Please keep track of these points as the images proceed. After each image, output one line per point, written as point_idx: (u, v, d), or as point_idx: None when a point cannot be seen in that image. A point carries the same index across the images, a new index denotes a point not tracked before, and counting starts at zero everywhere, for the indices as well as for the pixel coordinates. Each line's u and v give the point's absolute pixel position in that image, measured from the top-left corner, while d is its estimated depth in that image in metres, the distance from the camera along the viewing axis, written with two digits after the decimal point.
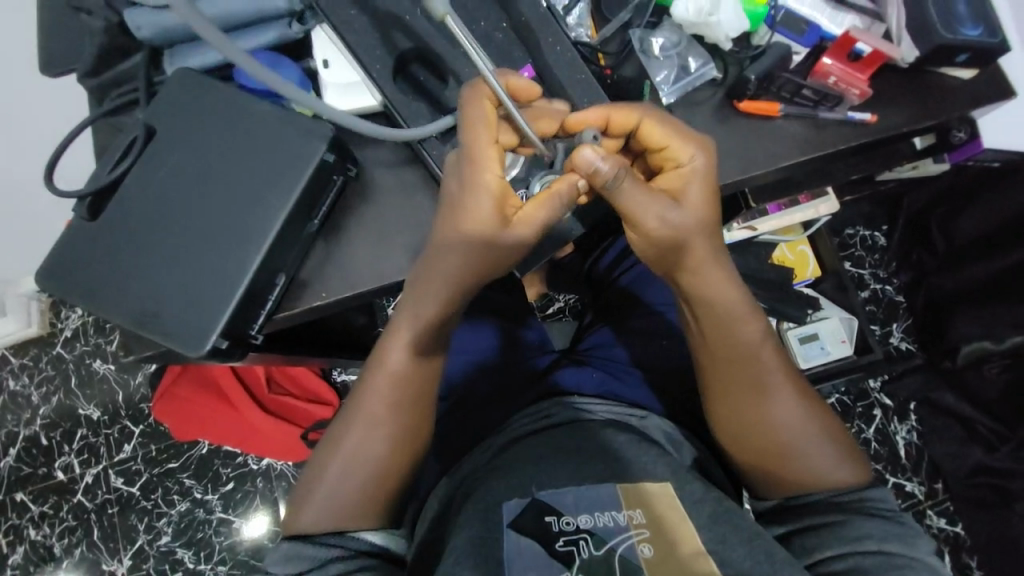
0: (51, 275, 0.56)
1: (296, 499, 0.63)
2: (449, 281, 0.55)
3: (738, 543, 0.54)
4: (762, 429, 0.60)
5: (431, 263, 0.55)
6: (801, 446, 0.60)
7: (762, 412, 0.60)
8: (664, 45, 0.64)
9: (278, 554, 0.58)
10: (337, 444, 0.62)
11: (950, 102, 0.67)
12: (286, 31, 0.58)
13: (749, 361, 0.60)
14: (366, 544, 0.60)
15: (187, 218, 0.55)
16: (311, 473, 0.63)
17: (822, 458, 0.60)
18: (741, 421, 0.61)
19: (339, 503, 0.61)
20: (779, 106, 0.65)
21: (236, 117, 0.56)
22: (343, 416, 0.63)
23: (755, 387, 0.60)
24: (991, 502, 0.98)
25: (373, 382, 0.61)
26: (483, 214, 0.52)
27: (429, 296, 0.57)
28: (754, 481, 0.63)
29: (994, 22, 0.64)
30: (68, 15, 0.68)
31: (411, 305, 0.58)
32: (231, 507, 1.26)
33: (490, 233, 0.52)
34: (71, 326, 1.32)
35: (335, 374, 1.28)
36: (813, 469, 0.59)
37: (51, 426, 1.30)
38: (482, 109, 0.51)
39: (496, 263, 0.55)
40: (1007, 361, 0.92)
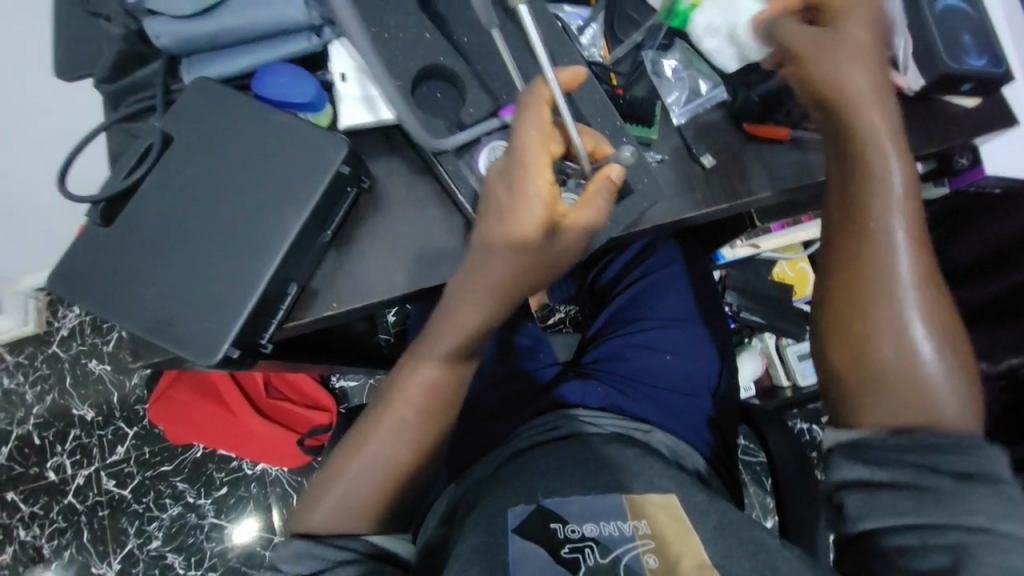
0: (60, 278, 0.56)
1: (307, 500, 0.62)
2: (495, 284, 0.57)
3: (744, 557, 0.54)
4: (877, 336, 0.53)
5: (474, 265, 0.56)
6: (921, 362, 0.52)
7: (908, 282, 0.53)
8: (676, 68, 0.66)
9: (289, 551, 0.58)
10: (358, 450, 0.62)
11: (953, 130, 0.68)
12: (306, 44, 0.59)
13: (884, 234, 0.54)
14: (371, 546, 0.59)
15: (203, 225, 0.56)
16: (326, 475, 0.62)
17: (941, 388, 0.51)
18: (858, 314, 0.54)
19: (357, 506, 0.61)
20: (787, 130, 0.66)
21: (255, 127, 0.57)
22: (369, 418, 0.63)
23: (883, 270, 0.54)
24: None
25: (410, 384, 0.62)
26: (532, 222, 0.52)
27: (471, 292, 0.57)
28: (862, 396, 0.53)
29: (998, 53, 0.65)
30: (82, 18, 0.68)
31: (454, 296, 0.58)
32: (223, 512, 1.25)
33: (537, 237, 0.53)
34: (68, 325, 1.32)
35: (332, 379, 1.27)
36: (937, 397, 0.51)
37: (44, 426, 1.29)
38: (538, 115, 0.51)
39: (543, 272, 0.57)
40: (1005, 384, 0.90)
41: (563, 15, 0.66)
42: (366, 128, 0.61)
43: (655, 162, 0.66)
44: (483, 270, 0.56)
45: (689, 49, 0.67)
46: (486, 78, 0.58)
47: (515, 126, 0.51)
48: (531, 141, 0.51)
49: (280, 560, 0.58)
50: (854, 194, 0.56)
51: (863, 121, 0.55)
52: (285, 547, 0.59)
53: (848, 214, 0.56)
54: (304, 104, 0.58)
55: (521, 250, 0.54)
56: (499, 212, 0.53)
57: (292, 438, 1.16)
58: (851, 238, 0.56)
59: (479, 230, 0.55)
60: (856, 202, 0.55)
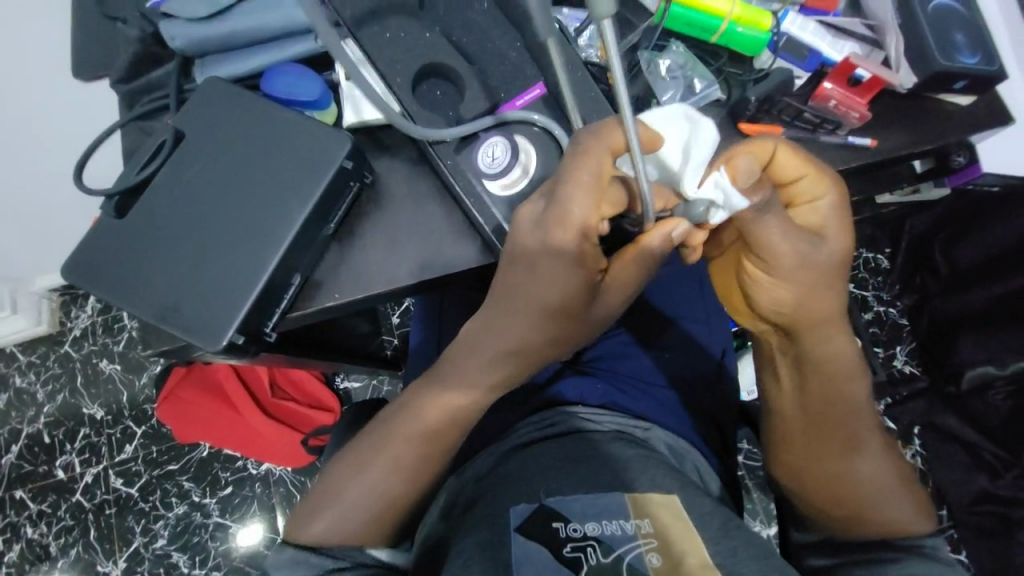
0: (79, 268, 0.58)
1: (309, 506, 0.64)
2: (518, 340, 0.58)
3: (750, 558, 0.55)
4: (845, 477, 0.59)
5: (489, 327, 0.59)
6: (879, 494, 0.59)
7: (860, 456, 0.59)
8: (671, 68, 0.68)
9: (282, 558, 0.60)
10: (361, 467, 0.63)
11: (949, 127, 0.69)
12: (313, 44, 0.61)
13: (840, 417, 0.58)
14: (373, 559, 0.62)
15: (212, 217, 0.58)
16: (329, 485, 0.64)
17: (899, 508, 0.59)
18: (823, 466, 0.60)
19: (352, 521, 0.62)
20: (780, 129, 0.68)
21: (261, 124, 0.59)
22: (377, 434, 0.64)
23: (844, 440, 0.59)
24: (993, 529, 0.97)
25: (426, 411, 0.62)
26: (555, 279, 0.54)
27: (494, 350, 0.59)
28: (816, 518, 0.62)
29: (990, 52, 0.67)
30: (100, 23, 0.71)
31: (476, 350, 0.60)
32: (228, 512, 1.26)
33: (557, 297, 0.55)
34: (80, 325, 1.34)
35: (337, 380, 1.28)
36: (893, 514, 0.59)
37: (54, 424, 1.32)
38: (598, 164, 0.48)
39: (574, 324, 0.59)
40: (1012, 388, 0.91)
41: (561, 18, 0.69)
42: (369, 127, 0.64)
43: None
44: (504, 331, 0.58)
45: (683, 49, 0.68)
46: (484, 78, 0.60)
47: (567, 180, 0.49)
48: (578, 198, 0.50)
49: (276, 565, 0.60)
50: (815, 391, 0.58)
51: (823, 333, 0.54)
52: (280, 553, 0.61)
53: (814, 408, 0.59)
54: (310, 102, 0.60)
55: (554, 306, 0.56)
56: (529, 265, 0.54)
57: (296, 438, 1.17)
58: (814, 415, 0.59)
59: (502, 291, 0.57)
60: (825, 392, 0.57)
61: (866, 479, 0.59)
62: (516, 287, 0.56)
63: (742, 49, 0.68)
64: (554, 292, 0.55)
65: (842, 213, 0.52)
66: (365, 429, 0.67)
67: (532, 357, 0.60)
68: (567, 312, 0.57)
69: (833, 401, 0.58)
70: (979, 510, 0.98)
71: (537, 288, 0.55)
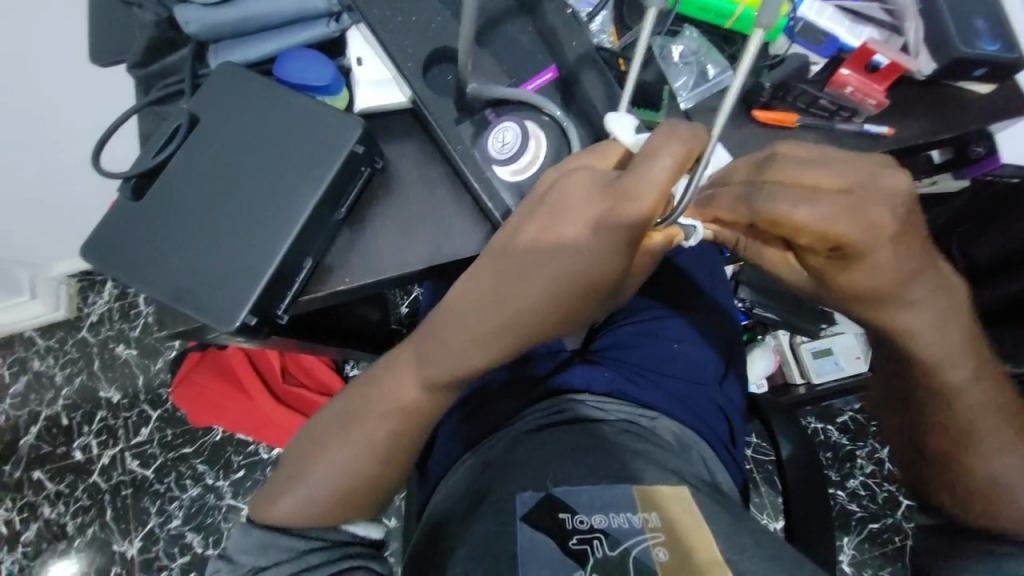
0: (96, 251, 0.60)
1: (274, 488, 0.64)
2: (518, 317, 0.54)
3: (758, 558, 0.56)
4: (961, 471, 0.60)
5: (485, 300, 0.54)
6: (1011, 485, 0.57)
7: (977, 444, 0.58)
8: (683, 53, 0.67)
9: (248, 542, 0.61)
10: (325, 448, 0.63)
11: (968, 116, 0.68)
12: (325, 29, 0.62)
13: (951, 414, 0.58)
14: (349, 536, 0.64)
15: (225, 202, 0.58)
16: (294, 467, 0.64)
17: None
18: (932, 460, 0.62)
19: (316, 503, 0.62)
20: (795, 116, 0.66)
21: (272, 109, 0.59)
22: (352, 411, 0.64)
23: (957, 439, 0.59)
24: None
25: (423, 396, 0.61)
26: (571, 259, 0.52)
27: (494, 323, 0.54)
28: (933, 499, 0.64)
29: (1012, 38, 0.65)
30: (115, 9, 0.72)
31: (471, 320, 0.55)
32: (240, 494, 1.29)
33: (570, 276, 0.52)
34: (97, 311, 1.38)
35: (346, 368, 1.32)
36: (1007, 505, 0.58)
37: (72, 407, 1.35)
38: (665, 159, 0.48)
39: (577, 308, 0.55)
40: None
41: (573, 3, 0.68)
42: (381, 113, 0.64)
43: None
44: (504, 303, 0.54)
45: (696, 35, 0.67)
46: (492, 63, 0.60)
47: (641, 153, 0.49)
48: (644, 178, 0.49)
49: (240, 552, 0.60)
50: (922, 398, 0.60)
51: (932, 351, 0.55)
52: (246, 536, 0.61)
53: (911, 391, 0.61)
54: (322, 87, 0.61)
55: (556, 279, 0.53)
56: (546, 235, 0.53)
57: (306, 423, 1.19)
58: (930, 423, 0.61)
59: (512, 262, 0.53)
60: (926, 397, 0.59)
61: (991, 472, 0.58)
62: (529, 255, 0.53)
63: (758, 36, 0.66)
64: (565, 270, 0.52)
65: (900, 232, 0.49)
66: (329, 407, 0.67)
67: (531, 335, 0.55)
68: (573, 291, 0.53)
69: (942, 403, 0.59)
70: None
71: (549, 260, 0.53)
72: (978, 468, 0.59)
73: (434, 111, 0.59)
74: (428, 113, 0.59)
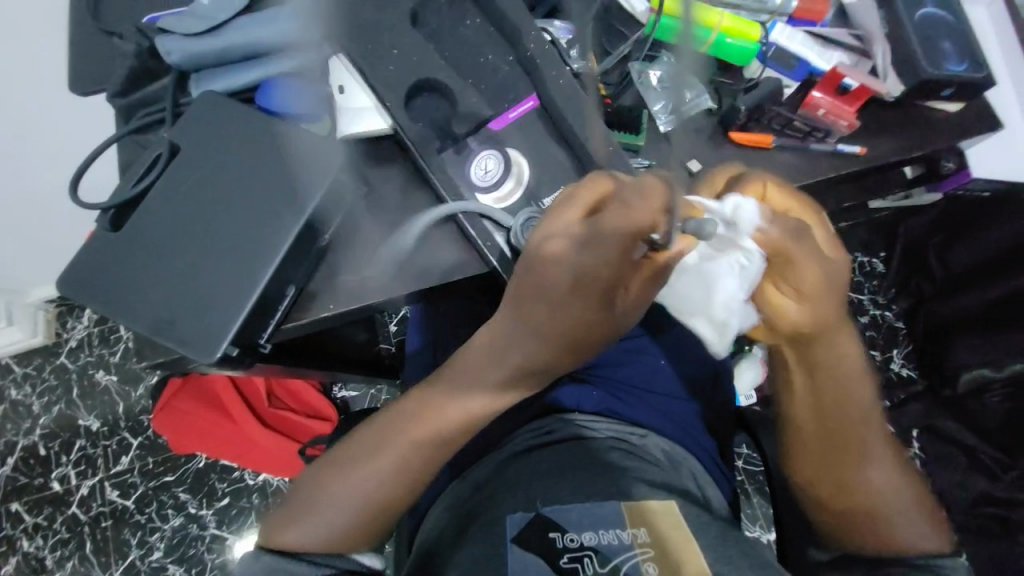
0: (74, 282, 0.59)
1: (284, 514, 0.63)
2: (528, 363, 0.59)
3: (745, 563, 0.57)
4: (858, 489, 0.62)
5: (503, 343, 0.59)
6: (899, 508, 0.61)
7: (875, 465, 0.62)
8: (661, 78, 0.68)
9: (258, 566, 0.58)
10: (339, 474, 0.63)
11: (937, 134, 0.70)
12: (308, 58, 0.62)
13: (858, 424, 0.62)
14: (356, 565, 0.61)
15: (205, 231, 0.58)
16: (307, 494, 0.63)
17: (911, 524, 0.61)
18: (838, 477, 0.63)
19: (337, 527, 0.61)
20: (771, 138, 0.68)
21: (254, 137, 0.59)
22: (359, 443, 0.64)
23: (862, 456, 0.62)
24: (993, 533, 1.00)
25: (425, 423, 0.62)
26: (573, 308, 0.55)
27: (511, 364, 0.59)
28: (824, 531, 0.64)
29: (978, 59, 0.68)
30: (95, 37, 0.72)
31: (499, 356, 0.60)
32: (225, 523, 1.25)
33: (573, 321, 0.56)
34: (77, 336, 1.34)
35: (334, 389, 1.30)
36: (895, 524, 0.61)
37: (50, 436, 1.31)
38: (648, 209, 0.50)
39: (579, 349, 0.59)
40: (1008, 390, 0.97)
41: (553, 30, 0.66)
42: (362, 140, 0.64)
43: (643, 167, 0.67)
44: (511, 349, 0.59)
45: (673, 60, 0.69)
46: (475, 91, 0.61)
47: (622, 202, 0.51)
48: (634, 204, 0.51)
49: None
50: (837, 419, 0.62)
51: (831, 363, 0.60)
52: (254, 561, 0.59)
53: (827, 416, 0.62)
54: None
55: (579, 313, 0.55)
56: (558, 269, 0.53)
57: (294, 448, 1.16)
58: (841, 449, 0.62)
59: (521, 307, 0.56)
60: (840, 421, 0.62)
61: (880, 491, 0.61)
62: (535, 299, 0.55)
63: (732, 59, 0.69)
64: (570, 320, 0.55)
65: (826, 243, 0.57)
66: (358, 431, 0.66)
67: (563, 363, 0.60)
68: (581, 335, 0.57)
69: (847, 422, 0.62)
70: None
71: (557, 305, 0.55)
72: (874, 488, 0.61)
73: (417, 140, 0.59)
74: (409, 142, 0.60)
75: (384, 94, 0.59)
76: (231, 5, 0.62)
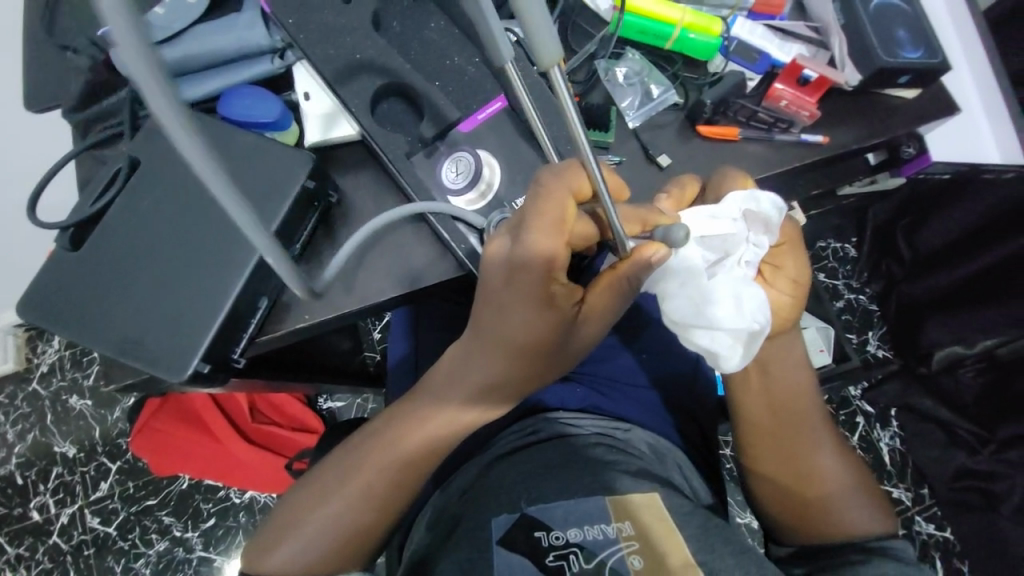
0: (35, 305, 0.56)
1: (267, 537, 0.62)
2: (491, 376, 0.58)
3: (729, 553, 0.57)
4: (810, 472, 0.64)
5: (469, 356, 0.58)
6: (846, 490, 0.64)
7: (823, 452, 0.65)
8: (627, 74, 0.69)
9: None
10: (323, 495, 0.61)
11: (896, 120, 0.72)
12: (270, 66, 0.61)
13: (804, 410, 0.66)
14: None
15: (168, 248, 0.56)
16: (290, 513, 0.62)
17: (863, 510, 0.63)
18: (792, 463, 0.65)
19: (316, 549, 0.60)
20: (737, 130, 0.69)
21: (217, 148, 0.58)
22: (341, 462, 0.63)
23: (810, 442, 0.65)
24: (973, 505, 1.07)
25: (402, 436, 0.61)
26: (534, 320, 0.53)
27: (474, 376, 0.58)
28: (781, 523, 0.66)
29: (932, 45, 0.70)
30: (49, 51, 0.69)
31: (461, 367, 0.59)
32: (212, 544, 1.22)
33: (535, 336, 0.54)
34: (48, 361, 1.30)
35: (319, 401, 1.28)
36: (847, 511, 0.63)
37: (25, 465, 1.26)
38: (560, 205, 0.49)
39: (542, 363, 0.57)
40: (981, 365, 1.01)
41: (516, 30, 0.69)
42: (332, 146, 0.64)
43: (614, 164, 0.68)
44: (473, 363, 0.58)
45: (639, 56, 0.70)
46: (442, 94, 0.60)
47: (534, 213, 0.49)
48: (546, 212, 0.49)
49: None
50: (786, 408, 0.65)
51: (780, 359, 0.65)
52: None
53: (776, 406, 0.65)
54: (270, 123, 0.60)
55: (546, 329, 0.54)
56: (523, 277, 0.51)
57: (280, 464, 1.14)
58: (792, 436, 0.65)
59: (486, 316, 0.55)
60: (788, 411, 0.65)
61: (830, 477, 0.64)
62: (493, 310, 0.55)
63: (695, 55, 0.70)
64: (533, 331, 0.54)
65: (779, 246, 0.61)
66: (335, 453, 0.65)
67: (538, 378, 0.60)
68: (542, 348, 0.55)
69: (795, 411, 0.65)
70: (961, 486, 1.08)
71: (517, 318, 0.54)
72: (825, 473, 0.64)
73: (385, 147, 0.59)
74: (376, 147, 0.59)
75: (350, 100, 0.58)
76: (187, 14, 0.61)
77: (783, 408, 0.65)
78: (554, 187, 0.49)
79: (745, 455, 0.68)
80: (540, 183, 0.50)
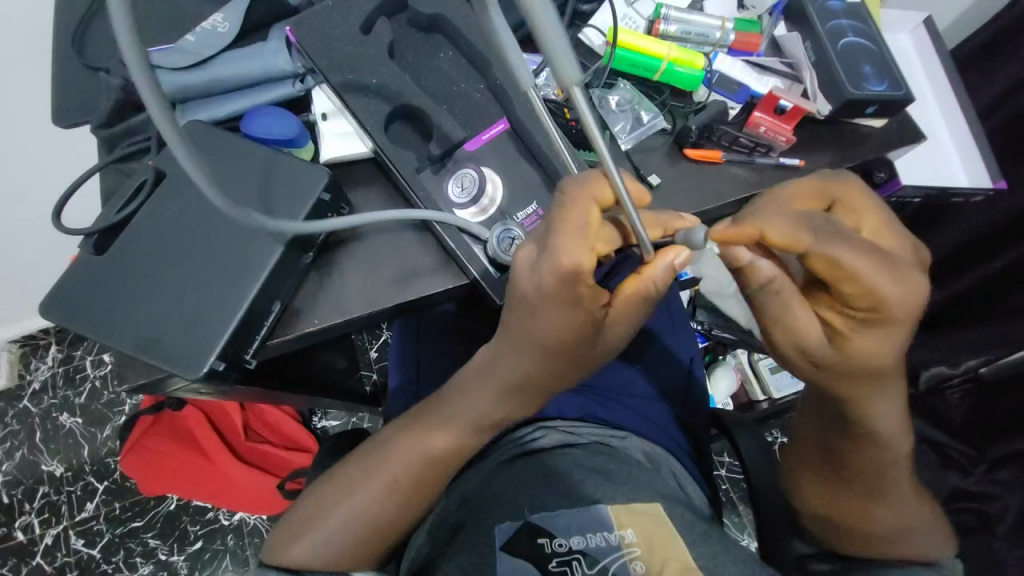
0: (55, 309, 0.59)
1: (289, 531, 0.66)
2: (516, 377, 0.61)
3: (730, 561, 0.58)
4: (858, 511, 0.63)
5: (497, 360, 0.62)
6: (898, 531, 0.62)
7: (878, 501, 0.62)
8: (619, 102, 0.75)
9: None
10: (349, 490, 0.66)
11: (866, 146, 0.78)
12: (291, 89, 0.67)
13: (874, 467, 0.60)
14: None
15: (188, 252, 0.60)
16: (311, 509, 0.66)
17: (909, 544, 0.62)
18: (839, 499, 0.64)
19: (335, 544, 0.64)
20: (721, 153, 0.75)
21: (238, 159, 0.62)
22: (367, 460, 0.67)
23: (870, 490, 0.62)
24: (971, 526, 0.93)
25: (415, 440, 0.66)
26: (560, 326, 0.56)
27: (499, 379, 0.62)
28: (811, 529, 0.70)
29: (896, 79, 0.76)
30: (78, 74, 0.74)
31: (488, 372, 0.63)
32: (198, 568, 1.19)
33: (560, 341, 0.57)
34: (40, 377, 1.30)
35: (314, 420, 1.28)
36: (888, 545, 0.63)
37: (11, 484, 1.24)
38: (585, 215, 0.50)
39: (564, 365, 0.60)
40: (966, 386, 1.03)
41: None
42: (344, 161, 0.68)
43: None
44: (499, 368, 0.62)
45: (630, 86, 0.76)
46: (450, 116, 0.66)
47: (561, 224, 0.50)
48: (571, 223, 0.50)
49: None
50: (851, 461, 0.61)
51: (873, 417, 0.56)
52: None
53: (839, 455, 0.62)
54: (288, 140, 0.64)
55: (579, 333, 0.57)
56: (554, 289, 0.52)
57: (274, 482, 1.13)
58: (846, 481, 0.63)
59: (513, 324, 0.59)
60: (851, 463, 0.61)
61: (880, 517, 0.63)
62: (519, 319, 0.57)
63: (681, 85, 0.76)
64: (559, 337, 0.56)
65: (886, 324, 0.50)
66: (354, 454, 0.70)
67: (568, 376, 0.63)
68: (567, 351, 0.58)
69: (863, 462, 0.61)
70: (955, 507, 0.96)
71: (541, 326, 0.56)
72: (876, 517, 0.63)
73: (398, 161, 0.64)
74: (389, 160, 0.64)
75: (365, 120, 0.63)
76: (217, 42, 0.67)
77: (850, 463, 0.62)
78: (583, 196, 0.50)
79: (790, 468, 0.71)
80: (565, 192, 0.50)
